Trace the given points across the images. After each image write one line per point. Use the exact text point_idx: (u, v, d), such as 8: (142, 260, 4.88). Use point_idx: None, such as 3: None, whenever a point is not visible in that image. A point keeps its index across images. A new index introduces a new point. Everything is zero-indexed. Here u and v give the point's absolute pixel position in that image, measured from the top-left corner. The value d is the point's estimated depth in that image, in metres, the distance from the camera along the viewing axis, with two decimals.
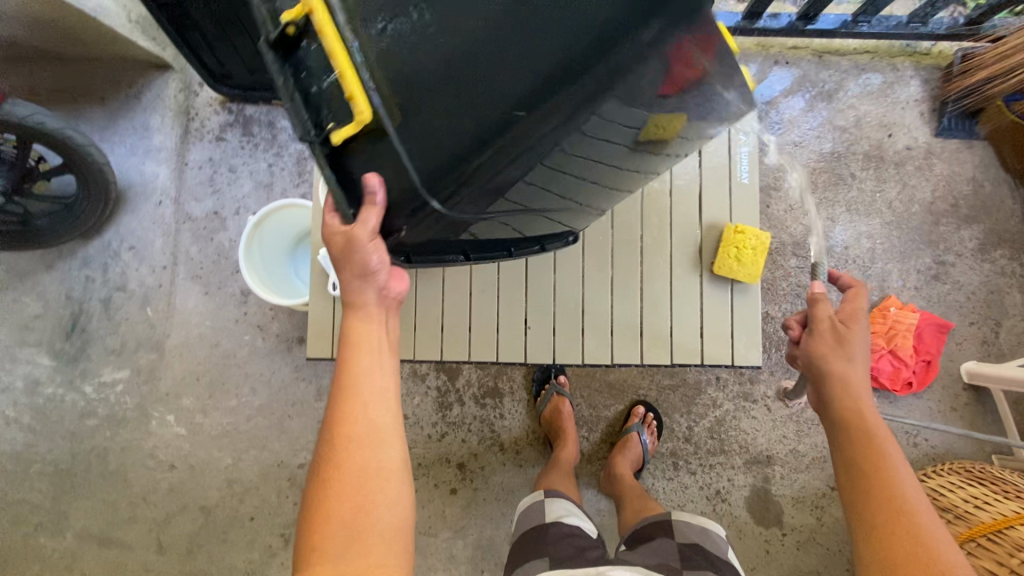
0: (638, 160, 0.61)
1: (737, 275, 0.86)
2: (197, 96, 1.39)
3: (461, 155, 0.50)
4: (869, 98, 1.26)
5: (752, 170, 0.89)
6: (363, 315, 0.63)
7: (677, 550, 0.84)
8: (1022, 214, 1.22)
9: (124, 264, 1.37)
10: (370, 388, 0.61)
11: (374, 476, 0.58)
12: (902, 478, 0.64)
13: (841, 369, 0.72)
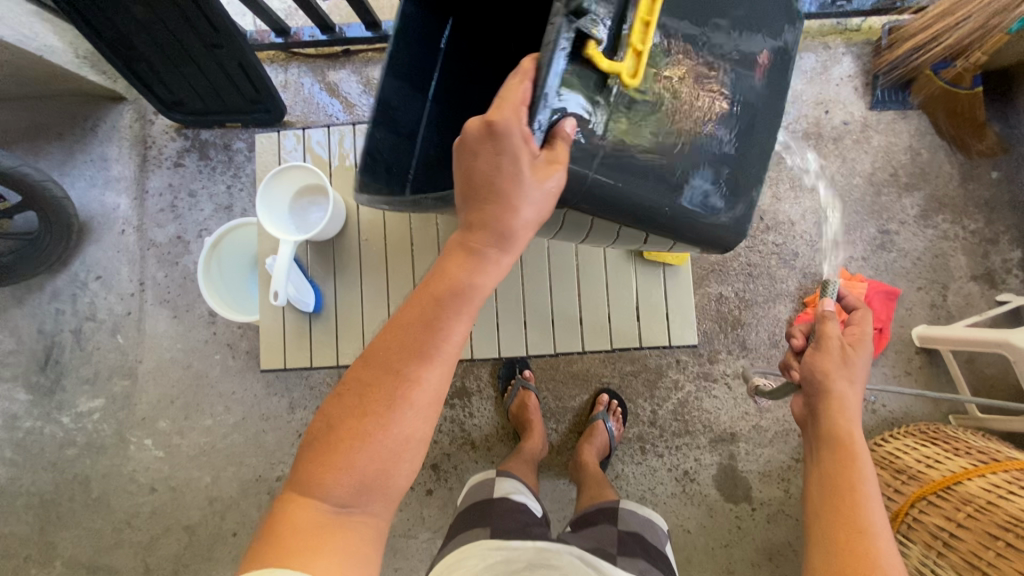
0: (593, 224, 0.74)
1: (665, 262, 0.95)
2: (153, 124, 1.42)
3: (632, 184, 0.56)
4: (804, 77, 1.29)
5: None
6: (470, 252, 0.52)
7: (617, 536, 0.89)
8: (961, 178, 1.25)
9: (93, 293, 1.40)
10: (448, 354, 0.52)
11: (405, 444, 0.51)
12: (879, 524, 0.60)
13: (836, 392, 0.67)
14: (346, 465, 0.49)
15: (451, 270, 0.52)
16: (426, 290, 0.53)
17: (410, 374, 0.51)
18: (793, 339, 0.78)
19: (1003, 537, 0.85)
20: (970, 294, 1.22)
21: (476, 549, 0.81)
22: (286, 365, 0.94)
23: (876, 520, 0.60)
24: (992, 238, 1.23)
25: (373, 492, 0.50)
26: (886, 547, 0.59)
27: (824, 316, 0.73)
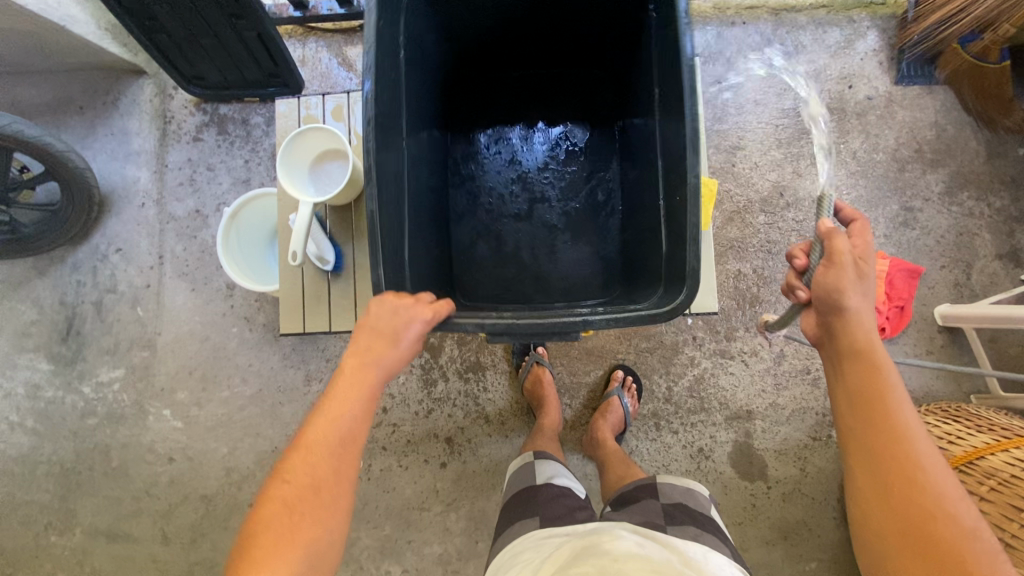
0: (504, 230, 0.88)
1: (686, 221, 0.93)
2: (172, 99, 1.43)
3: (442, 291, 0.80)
4: (827, 51, 1.27)
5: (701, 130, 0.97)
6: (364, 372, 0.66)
7: (661, 508, 0.89)
8: (987, 154, 1.22)
9: (113, 266, 1.42)
10: (349, 434, 0.64)
11: (328, 519, 0.61)
12: (917, 429, 0.61)
13: (851, 309, 0.64)
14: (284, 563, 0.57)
15: (347, 386, 0.65)
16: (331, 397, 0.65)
17: (328, 472, 0.62)
18: (796, 259, 0.71)
19: None
20: (994, 273, 1.20)
21: (532, 542, 0.81)
22: (304, 329, 0.95)
23: (915, 426, 0.61)
24: (1017, 216, 1.21)
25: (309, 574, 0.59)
26: (926, 449, 0.60)
27: (829, 233, 0.66)
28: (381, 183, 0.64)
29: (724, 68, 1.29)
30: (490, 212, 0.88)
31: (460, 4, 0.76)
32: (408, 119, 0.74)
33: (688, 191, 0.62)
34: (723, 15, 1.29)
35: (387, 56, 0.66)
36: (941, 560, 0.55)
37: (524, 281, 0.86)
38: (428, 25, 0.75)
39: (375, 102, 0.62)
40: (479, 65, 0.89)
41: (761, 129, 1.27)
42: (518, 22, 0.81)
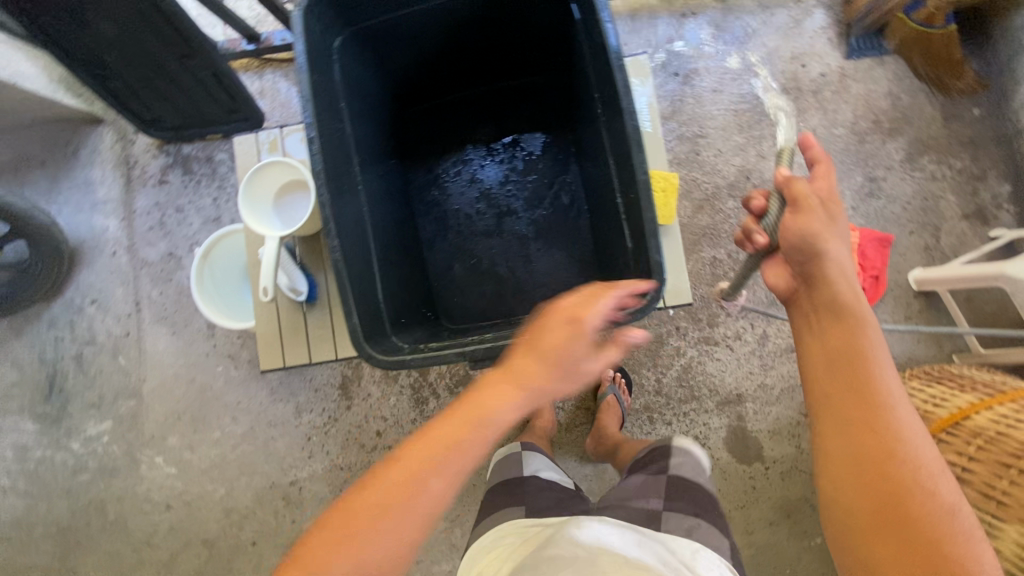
0: (477, 245, 0.88)
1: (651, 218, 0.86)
2: (134, 144, 1.42)
3: (422, 318, 0.79)
4: (777, 33, 1.29)
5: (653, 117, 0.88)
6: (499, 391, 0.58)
7: (668, 482, 0.89)
8: (944, 118, 1.24)
9: (90, 317, 1.40)
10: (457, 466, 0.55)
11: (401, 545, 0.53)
12: (904, 401, 0.63)
13: (828, 260, 0.66)
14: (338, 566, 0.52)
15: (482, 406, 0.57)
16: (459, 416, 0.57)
17: (419, 499, 0.54)
18: (754, 201, 0.73)
19: (1015, 465, 0.83)
20: (962, 234, 1.22)
21: (511, 529, 0.83)
22: (284, 363, 0.94)
23: (902, 398, 0.63)
24: (980, 175, 1.22)
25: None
26: (910, 420, 0.62)
27: (789, 179, 0.68)
28: (345, 231, 0.60)
29: (678, 59, 1.30)
30: (460, 229, 0.88)
31: (388, 36, 0.72)
32: (359, 155, 0.71)
33: (641, 191, 0.61)
34: (672, 8, 1.31)
35: (325, 101, 0.63)
36: (913, 535, 0.57)
37: (504, 296, 0.86)
38: (361, 65, 0.72)
39: (322, 153, 0.59)
40: (423, 96, 0.86)
41: (720, 115, 1.28)
42: (454, 50, 0.78)
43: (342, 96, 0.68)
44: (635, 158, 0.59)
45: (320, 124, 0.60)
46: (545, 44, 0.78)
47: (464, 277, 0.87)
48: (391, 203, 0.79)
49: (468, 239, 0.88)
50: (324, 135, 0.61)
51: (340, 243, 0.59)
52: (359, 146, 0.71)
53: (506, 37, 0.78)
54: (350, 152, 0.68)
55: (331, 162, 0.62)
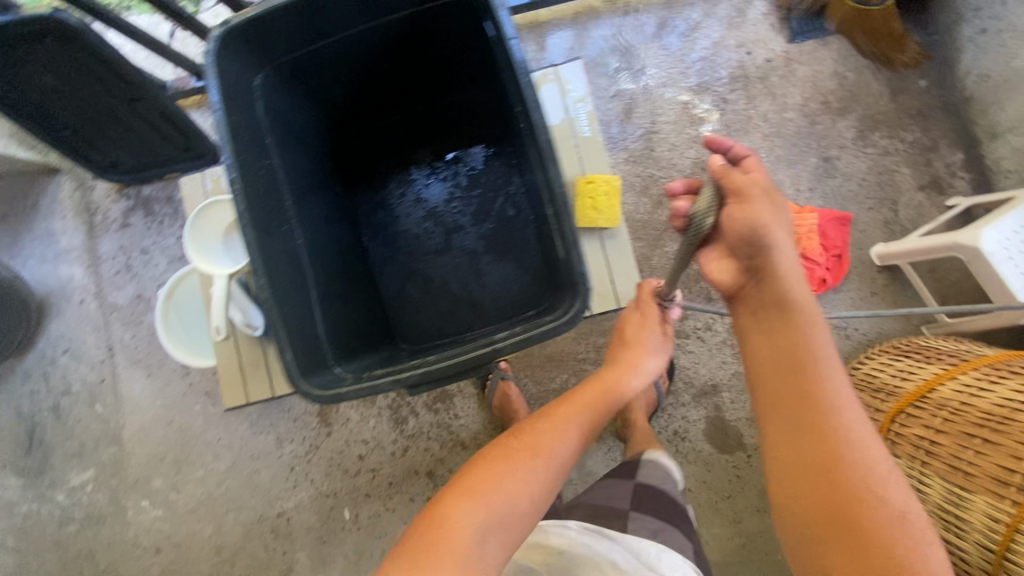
0: (429, 265, 0.87)
1: (599, 222, 0.89)
2: (93, 190, 1.42)
3: (374, 343, 0.78)
4: (720, 23, 1.29)
5: (593, 124, 0.92)
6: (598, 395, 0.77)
7: (633, 489, 0.91)
8: (891, 92, 1.25)
9: (64, 367, 1.40)
10: (577, 428, 0.73)
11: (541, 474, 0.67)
12: (853, 403, 0.63)
13: (768, 254, 0.67)
14: (493, 501, 0.63)
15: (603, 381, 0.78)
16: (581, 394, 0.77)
17: (551, 446, 0.70)
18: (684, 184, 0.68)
19: (978, 434, 0.82)
20: (920, 205, 1.22)
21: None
22: (248, 400, 0.94)
23: (852, 401, 0.63)
24: (932, 145, 1.23)
25: (503, 525, 0.62)
26: (856, 422, 0.62)
27: (722, 172, 0.68)
28: (274, 269, 0.60)
29: (625, 58, 1.31)
30: (407, 249, 0.87)
31: (311, 68, 0.72)
32: (293, 188, 0.70)
33: (558, 202, 0.59)
34: (614, 7, 1.32)
35: (246, 142, 0.63)
36: (865, 541, 0.57)
37: (459, 313, 0.86)
38: (287, 98, 0.72)
39: (243, 193, 0.59)
40: (360, 121, 0.86)
41: (672, 109, 1.29)
42: (381, 72, 0.77)
43: (268, 134, 0.68)
44: (550, 171, 0.58)
45: (241, 165, 0.60)
46: (472, 58, 0.76)
47: (416, 296, 0.87)
48: (335, 232, 0.79)
49: (417, 260, 0.87)
50: (247, 176, 0.61)
51: (268, 281, 0.58)
52: (292, 181, 0.70)
53: (430, 56, 0.76)
54: (281, 189, 0.68)
55: (257, 202, 0.61)
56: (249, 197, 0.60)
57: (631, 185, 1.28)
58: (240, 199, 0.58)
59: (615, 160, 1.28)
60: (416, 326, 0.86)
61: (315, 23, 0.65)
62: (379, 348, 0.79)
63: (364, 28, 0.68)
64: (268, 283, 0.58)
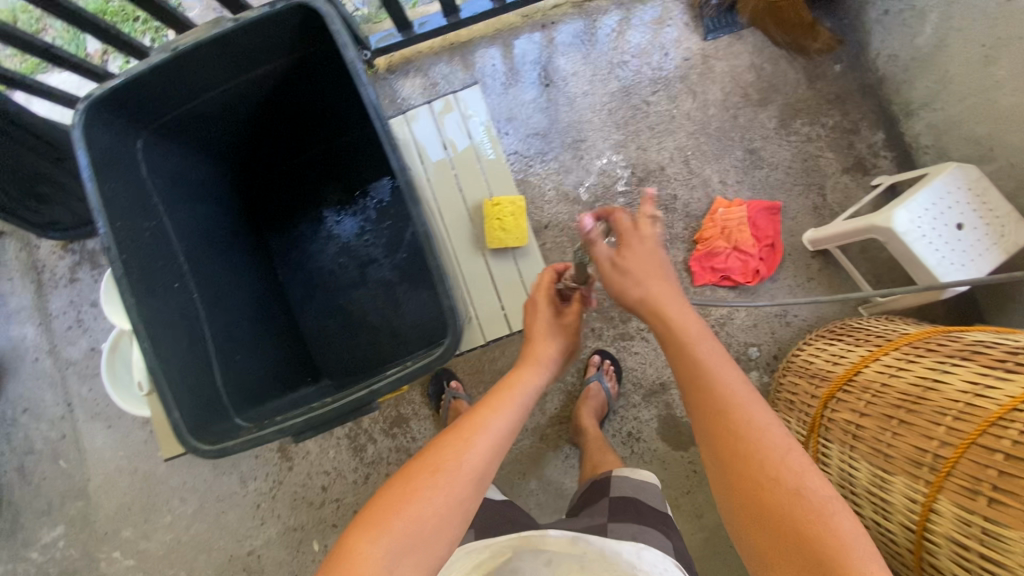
0: (349, 300, 0.88)
1: (509, 241, 0.98)
2: (39, 249, 1.43)
3: (288, 385, 0.79)
4: (636, 28, 1.31)
5: (494, 147, 1.02)
6: (506, 399, 0.79)
7: (610, 503, 0.92)
8: (808, 80, 1.26)
9: (24, 427, 1.40)
10: (496, 435, 0.75)
11: (461, 486, 0.69)
12: (739, 397, 0.68)
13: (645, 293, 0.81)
14: (403, 524, 0.63)
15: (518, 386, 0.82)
16: (495, 400, 0.79)
17: (473, 458, 0.71)
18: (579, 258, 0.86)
19: (897, 416, 0.83)
20: (846, 188, 1.24)
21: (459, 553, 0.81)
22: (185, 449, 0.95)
23: (735, 394, 0.69)
24: (853, 128, 1.24)
25: (417, 545, 0.63)
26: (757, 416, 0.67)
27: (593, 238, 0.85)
28: (157, 328, 0.62)
29: (546, 70, 1.32)
30: (326, 286, 0.89)
31: (193, 124, 0.73)
32: (185, 245, 0.72)
33: (425, 241, 0.60)
34: (532, 21, 1.33)
35: (126, 206, 0.64)
36: (777, 524, 0.58)
37: (377, 345, 0.86)
38: (174, 156, 0.73)
39: (121, 260, 0.60)
40: (262, 164, 0.86)
41: (597, 117, 1.30)
42: (269, 117, 0.79)
43: (154, 195, 0.69)
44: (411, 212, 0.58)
45: (119, 233, 0.61)
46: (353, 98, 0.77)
47: (337, 332, 0.88)
48: (244, 280, 0.80)
49: (336, 296, 0.89)
50: (128, 242, 0.62)
51: (152, 344, 0.60)
52: (186, 238, 0.72)
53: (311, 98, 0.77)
54: (171, 247, 0.69)
55: (139, 267, 0.63)
56: (129, 263, 0.61)
57: (564, 195, 1.29)
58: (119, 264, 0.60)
59: (546, 172, 1.30)
60: (337, 361, 0.87)
61: (183, 83, 0.66)
62: (295, 388, 0.80)
63: (237, 81, 0.69)
64: (152, 346, 0.60)
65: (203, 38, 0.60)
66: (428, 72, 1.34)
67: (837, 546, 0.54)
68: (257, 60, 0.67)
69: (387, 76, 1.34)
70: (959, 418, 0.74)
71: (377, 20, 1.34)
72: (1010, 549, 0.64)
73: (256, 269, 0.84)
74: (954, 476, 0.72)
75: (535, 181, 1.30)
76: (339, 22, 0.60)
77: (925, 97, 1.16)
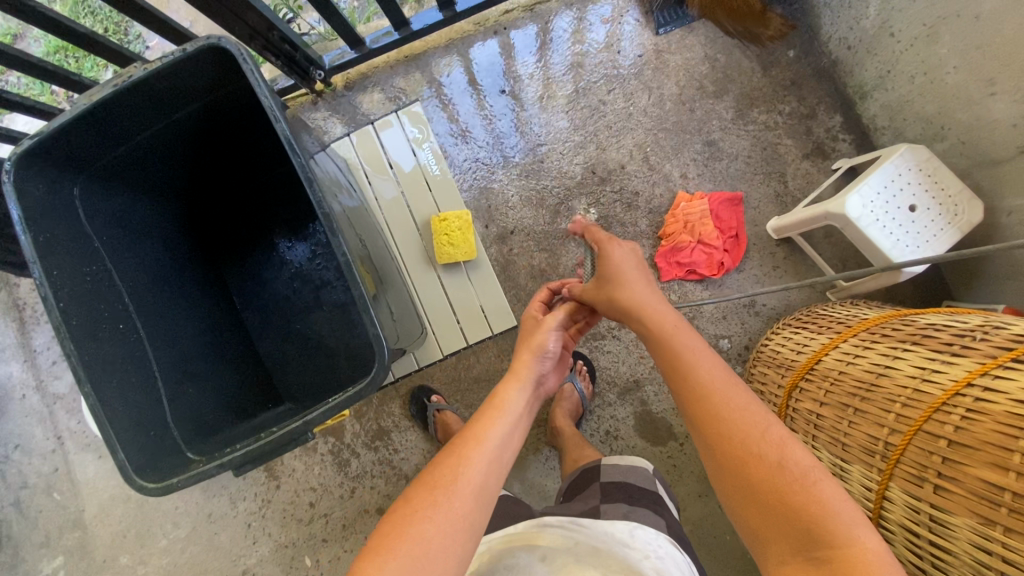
0: (308, 323, 0.90)
1: (458, 255, 1.20)
2: (19, 287, 1.45)
3: (245, 412, 0.81)
4: (588, 27, 1.30)
5: (439, 164, 1.26)
6: (499, 410, 0.74)
7: (600, 488, 0.86)
8: (763, 68, 1.26)
9: (17, 463, 1.43)
10: (494, 445, 0.69)
11: (467, 499, 0.63)
12: (716, 381, 0.67)
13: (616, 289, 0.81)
14: (406, 547, 0.58)
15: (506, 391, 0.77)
16: (489, 412, 0.74)
17: (475, 471, 0.66)
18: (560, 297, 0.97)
19: (851, 404, 0.83)
20: (807, 173, 1.24)
21: None
22: None
23: (713, 377, 0.67)
24: (810, 113, 1.24)
25: (425, 566, 0.57)
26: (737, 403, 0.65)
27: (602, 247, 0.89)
28: (99, 373, 0.63)
29: (502, 77, 1.32)
30: (286, 311, 0.92)
31: (131, 168, 0.74)
32: (128, 287, 0.74)
33: (347, 266, 0.62)
34: (485, 27, 1.32)
35: (65, 252, 0.66)
36: (764, 499, 0.57)
37: (331, 364, 0.86)
38: (112, 200, 0.74)
39: (62, 308, 0.62)
40: (202, 197, 0.88)
41: (554, 120, 1.30)
42: (204, 150, 0.80)
43: (94, 239, 0.71)
44: (332, 242, 0.61)
45: (57, 282, 0.63)
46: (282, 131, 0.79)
47: (297, 355, 0.89)
48: (194, 314, 0.83)
49: (296, 320, 0.91)
50: (67, 287, 0.64)
51: (94, 387, 0.61)
52: (130, 277, 0.75)
53: (247, 131, 0.79)
54: (113, 290, 0.71)
55: (81, 314, 0.64)
56: (71, 312, 0.63)
57: (527, 199, 1.29)
58: (62, 312, 0.62)
59: (508, 178, 1.30)
60: (299, 384, 0.88)
61: (113, 130, 0.67)
62: (254, 413, 0.81)
63: (167, 122, 0.71)
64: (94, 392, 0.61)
65: (121, 84, 0.61)
66: (385, 86, 1.33)
67: (825, 513, 0.54)
68: (180, 101, 0.69)
69: (345, 93, 1.33)
70: (908, 404, 0.74)
71: (331, 39, 1.34)
72: (954, 534, 0.66)
73: (204, 300, 0.86)
74: (902, 464, 0.73)
75: (498, 188, 1.30)
76: (251, 62, 0.62)
77: (876, 78, 1.16)
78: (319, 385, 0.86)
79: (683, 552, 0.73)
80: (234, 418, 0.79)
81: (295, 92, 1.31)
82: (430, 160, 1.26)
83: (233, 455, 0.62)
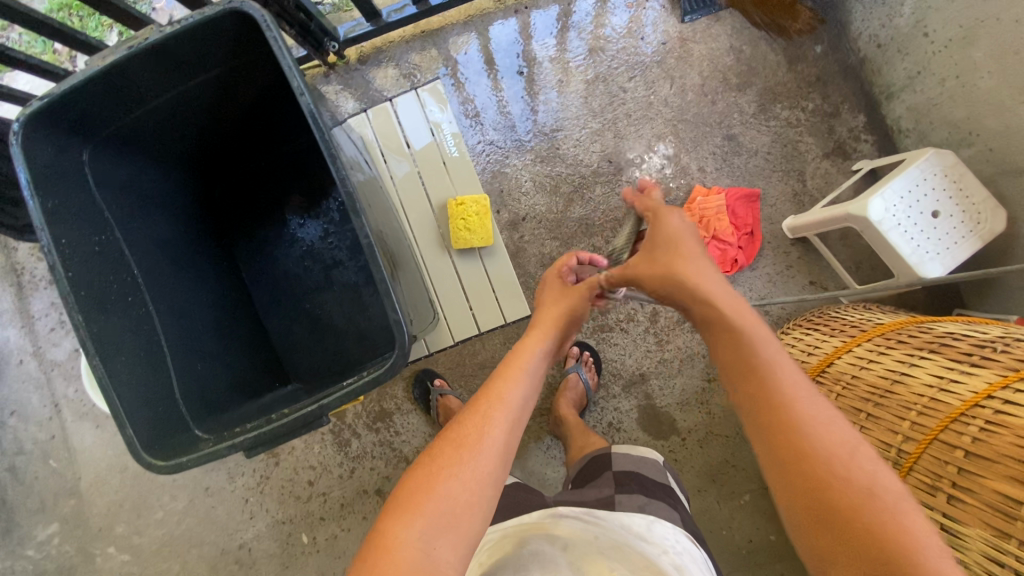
0: (315, 302, 0.89)
1: (473, 240, 1.18)
2: (17, 251, 1.42)
3: (257, 391, 0.80)
4: (612, 11, 1.27)
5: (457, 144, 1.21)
6: (518, 368, 0.72)
7: (611, 477, 0.86)
8: (789, 63, 1.23)
9: (14, 429, 1.42)
10: (515, 405, 0.68)
11: (486, 469, 0.61)
12: (801, 393, 0.63)
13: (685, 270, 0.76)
14: (433, 505, 0.57)
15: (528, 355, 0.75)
16: (508, 370, 0.72)
17: (499, 435, 0.64)
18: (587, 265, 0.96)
19: (864, 409, 0.83)
20: (827, 172, 1.22)
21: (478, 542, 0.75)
22: None
23: (793, 388, 0.64)
24: (833, 111, 1.22)
25: (451, 529, 0.56)
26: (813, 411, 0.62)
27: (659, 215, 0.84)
28: (107, 346, 0.62)
29: (521, 59, 1.28)
30: (296, 289, 0.90)
31: (142, 134, 0.72)
32: (137, 258, 0.72)
33: (369, 252, 0.61)
34: (506, 5, 1.28)
35: (75, 220, 0.64)
36: (841, 520, 0.55)
37: (339, 346, 0.85)
38: (121, 166, 0.72)
39: (71, 277, 0.60)
40: (211, 168, 0.85)
41: (573, 105, 1.27)
42: (218, 120, 0.78)
43: (104, 206, 0.69)
44: (354, 222, 0.60)
45: (65, 252, 0.61)
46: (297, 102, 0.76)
47: (305, 334, 0.88)
48: (203, 289, 0.81)
49: (304, 299, 0.89)
50: (76, 256, 0.62)
51: (103, 360, 0.60)
52: (139, 248, 0.73)
53: (263, 100, 0.76)
54: (122, 260, 0.69)
55: (88, 284, 0.62)
56: (80, 283, 0.61)
57: (541, 185, 1.27)
58: (71, 282, 0.60)
59: (523, 163, 1.27)
60: (308, 363, 0.86)
61: (128, 94, 0.65)
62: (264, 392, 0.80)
63: (183, 88, 0.68)
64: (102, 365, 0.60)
65: (137, 46, 0.58)
66: (400, 62, 1.29)
67: (912, 544, 0.51)
68: (198, 68, 0.66)
69: (358, 67, 1.29)
70: (924, 412, 0.74)
71: (346, 10, 1.30)
72: (966, 545, 0.66)
73: (212, 274, 0.84)
74: (915, 474, 0.73)
75: (512, 172, 1.27)
76: (275, 29, 0.59)
77: (905, 78, 1.14)
78: (329, 363, 0.84)
79: (698, 545, 0.73)
80: (244, 397, 0.77)
81: (308, 63, 1.27)
82: (449, 137, 1.22)
83: (241, 436, 0.60)
